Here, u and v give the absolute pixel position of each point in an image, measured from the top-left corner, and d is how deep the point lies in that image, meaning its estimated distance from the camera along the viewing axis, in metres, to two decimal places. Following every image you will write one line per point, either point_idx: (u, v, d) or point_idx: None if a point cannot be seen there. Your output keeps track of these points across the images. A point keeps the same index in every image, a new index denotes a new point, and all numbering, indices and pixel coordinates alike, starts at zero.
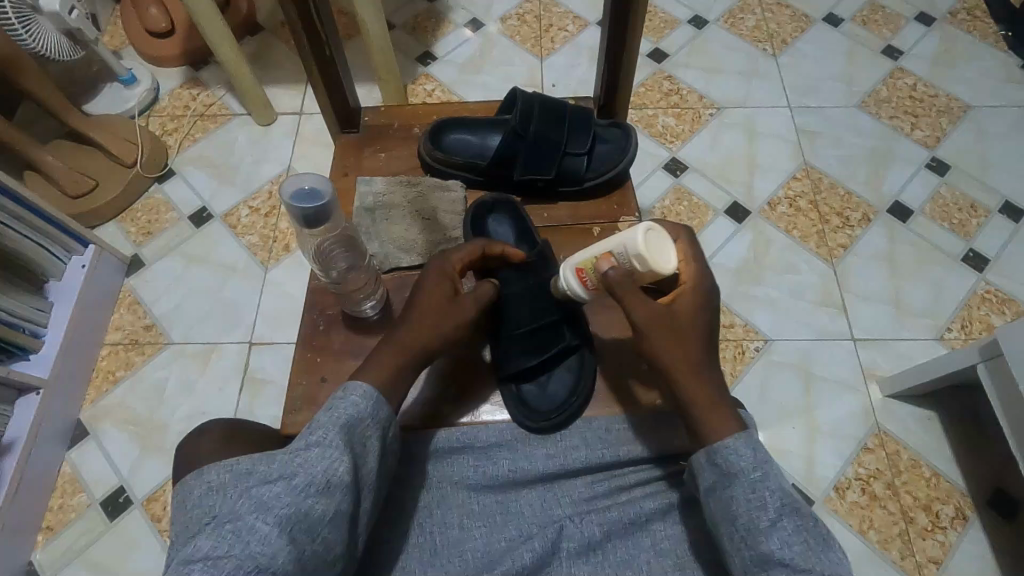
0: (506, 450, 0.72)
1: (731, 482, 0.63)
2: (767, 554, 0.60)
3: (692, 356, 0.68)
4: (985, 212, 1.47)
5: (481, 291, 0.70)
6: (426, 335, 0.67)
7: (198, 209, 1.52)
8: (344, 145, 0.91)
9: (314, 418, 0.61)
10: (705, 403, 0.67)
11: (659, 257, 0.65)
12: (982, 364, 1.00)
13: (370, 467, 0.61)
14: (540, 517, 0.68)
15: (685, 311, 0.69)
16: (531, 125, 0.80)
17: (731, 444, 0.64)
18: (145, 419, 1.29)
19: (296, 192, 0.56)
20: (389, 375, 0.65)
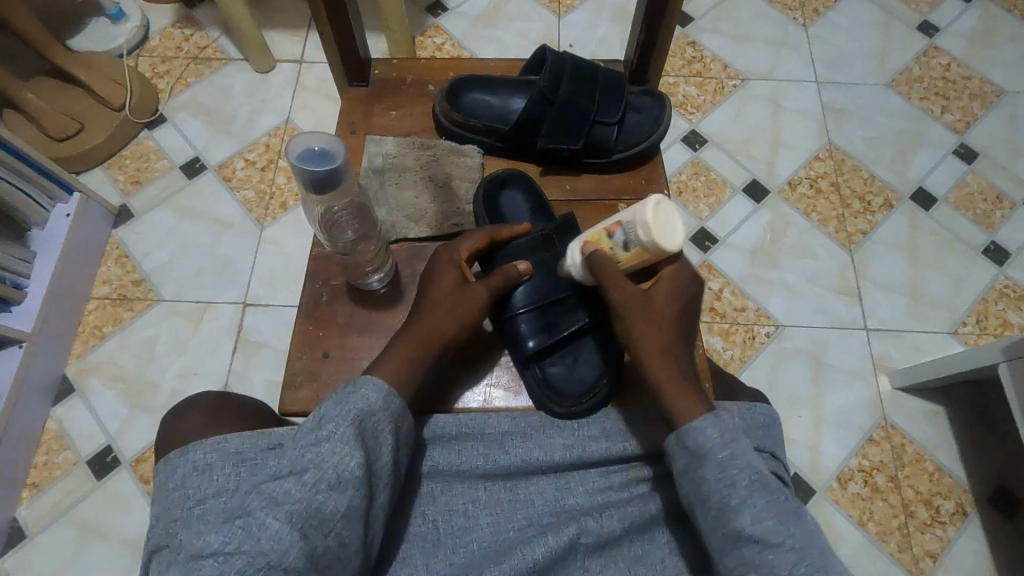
0: (517, 436, 0.67)
1: (702, 463, 0.57)
2: (741, 533, 0.54)
3: (666, 344, 0.64)
4: (1010, 203, 1.43)
5: (496, 276, 0.68)
6: (436, 326, 0.64)
7: (191, 159, 1.44)
8: (351, 100, 0.83)
9: (323, 409, 0.57)
10: (672, 384, 0.62)
11: (665, 229, 0.61)
12: (1005, 364, 0.97)
13: (386, 463, 0.57)
14: (550, 509, 0.64)
15: (663, 298, 0.66)
16: (560, 89, 0.73)
17: (697, 424, 0.58)
18: (135, 377, 1.24)
19: (305, 152, 0.51)
20: (400, 367, 0.61)
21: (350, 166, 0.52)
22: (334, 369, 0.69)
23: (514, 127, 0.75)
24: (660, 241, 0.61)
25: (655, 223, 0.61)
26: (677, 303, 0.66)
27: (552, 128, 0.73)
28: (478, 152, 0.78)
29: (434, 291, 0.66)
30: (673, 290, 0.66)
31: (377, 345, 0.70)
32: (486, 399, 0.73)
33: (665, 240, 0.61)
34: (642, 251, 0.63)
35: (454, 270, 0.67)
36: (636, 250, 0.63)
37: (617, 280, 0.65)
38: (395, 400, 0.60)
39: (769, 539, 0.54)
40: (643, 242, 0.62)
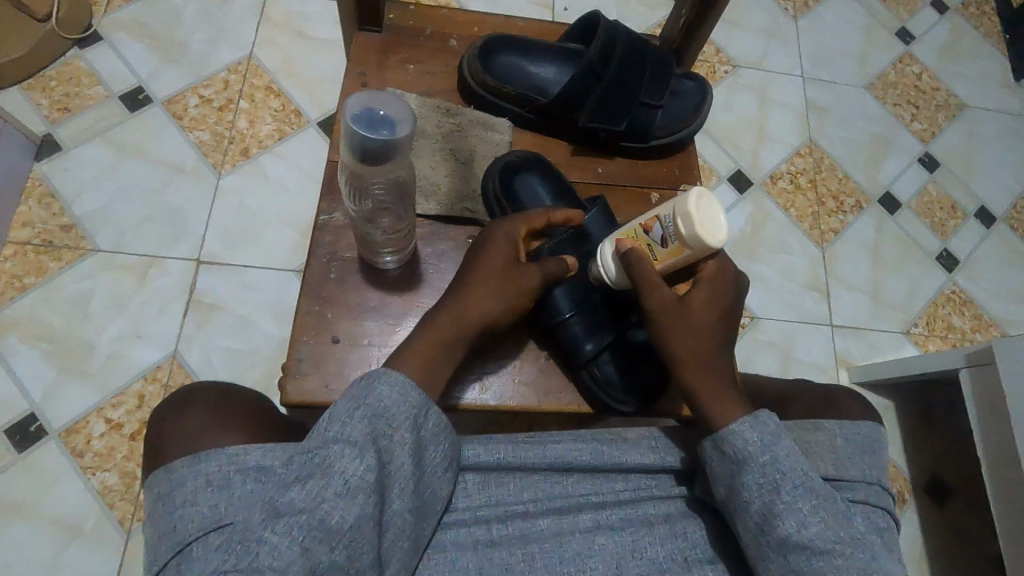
0: (569, 436, 0.64)
1: (742, 469, 0.57)
2: (786, 538, 0.54)
3: (703, 350, 0.62)
4: (962, 214, 1.47)
5: (550, 263, 0.63)
6: (481, 310, 0.59)
7: (132, 88, 1.25)
8: (362, 46, 0.74)
9: (336, 405, 0.52)
10: (708, 393, 0.61)
11: (706, 222, 0.55)
12: (967, 369, 1.02)
13: (402, 465, 0.51)
14: (604, 513, 0.62)
15: (701, 303, 0.63)
16: (609, 64, 0.68)
17: (735, 428, 0.58)
18: (64, 337, 1.09)
19: (364, 115, 0.43)
20: (438, 355, 0.57)
21: (412, 137, 0.45)
22: (343, 357, 0.61)
23: (554, 101, 0.69)
24: (702, 239, 0.56)
25: (697, 218, 0.56)
26: (714, 309, 0.63)
27: (596, 105, 0.68)
28: (508, 125, 0.72)
29: (477, 266, 0.61)
30: (712, 293, 0.63)
31: (391, 331, 0.63)
32: (509, 395, 0.67)
33: (706, 237, 0.56)
34: (681, 246, 0.58)
35: (506, 250, 0.62)
36: (675, 247, 0.59)
37: (651, 281, 0.61)
38: (435, 401, 0.55)
39: (816, 544, 0.53)
40: (684, 238, 0.57)
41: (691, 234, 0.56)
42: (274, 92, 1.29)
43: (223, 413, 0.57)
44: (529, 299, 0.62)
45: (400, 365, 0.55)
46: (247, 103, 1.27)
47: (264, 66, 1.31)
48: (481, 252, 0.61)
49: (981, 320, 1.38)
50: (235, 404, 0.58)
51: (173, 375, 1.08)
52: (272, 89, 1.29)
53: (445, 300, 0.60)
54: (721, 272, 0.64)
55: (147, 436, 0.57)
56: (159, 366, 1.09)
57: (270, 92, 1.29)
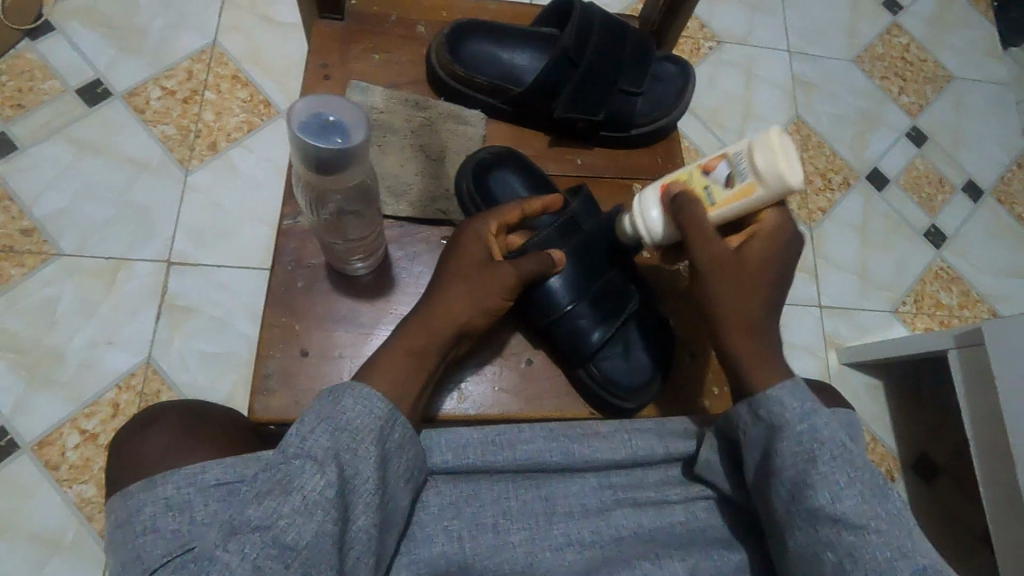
0: (554, 440, 0.59)
1: (776, 436, 0.54)
2: (793, 527, 0.51)
3: (752, 306, 0.59)
4: (950, 189, 1.45)
5: (531, 258, 0.59)
6: (453, 314, 0.56)
7: (89, 81, 1.19)
8: (323, 35, 0.69)
9: (304, 416, 0.48)
10: (751, 352, 0.58)
11: (785, 163, 0.55)
12: (956, 350, 1.00)
13: (366, 480, 0.48)
14: (578, 521, 0.56)
15: (757, 260, 0.60)
16: (585, 49, 0.64)
17: (778, 393, 0.55)
18: (31, 346, 1.04)
19: (312, 121, 0.40)
20: (411, 362, 0.54)
21: (370, 141, 0.42)
22: (313, 371, 0.58)
23: (528, 90, 0.66)
24: (780, 170, 0.54)
25: (778, 152, 0.55)
26: (770, 267, 0.60)
27: (573, 94, 0.64)
28: (481, 118, 0.68)
29: (454, 264, 0.58)
30: (768, 249, 0.60)
31: (363, 341, 0.60)
32: (490, 403, 0.65)
33: (786, 172, 0.55)
34: (753, 184, 0.57)
35: (478, 247, 0.59)
36: (746, 186, 0.57)
37: (702, 232, 0.59)
38: (405, 409, 0.52)
39: (852, 519, 0.49)
40: (760, 173, 0.56)
41: (771, 170, 0.55)
42: (241, 81, 1.23)
43: (188, 431, 0.52)
44: (506, 294, 0.58)
45: (373, 376, 0.52)
46: (214, 94, 1.22)
47: (229, 53, 1.24)
48: (454, 252, 0.59)
49: (968, 296, 1.37)
50: (203, 421, 0.53)
51: (148, 382, 1.05)
52: (238, 78, 1.23)
53: (421, 304, 0.57)
54: (782, 223, 0.60)
55: (110, 457, 0.52)
56: (133, 372, 1.05)
57: (237, 81, 1.23)
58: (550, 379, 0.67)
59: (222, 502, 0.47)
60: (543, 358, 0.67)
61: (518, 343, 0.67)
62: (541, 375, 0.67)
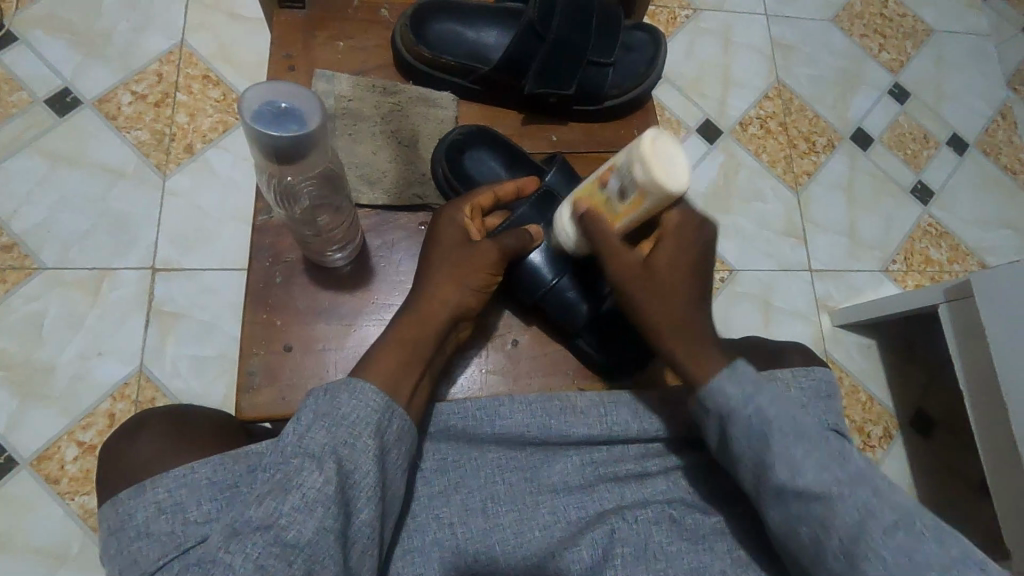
0: (544, 418, 0.57)
1: (728, 421, 0.53)
2: (781, 486, 0.51)
3: (678, 312, 0.58)
4: (935, 143, 1.44)
5: (508, 234, 0.58)
6: (440, 300, 0.54)
7: (57, 91, 1.17)
8: (284, 25, 0.68)
9: (299, 414, 0.46)
10: (682, 348, 0.57)
11: (665, 171, 0.50)
12: (945, 304, 0.99)
13: (367, 473, 0.45)
14: (566, 497, 0.55)
15: (667, 263, 0.59)
16: (550, 22, 0.63)
17: (717, 379, 0.54)
18: (22, 363, 1.04)
19: (263, 110, 0.39)
20: (406, 353, 0.51)
21: (326, 125, 0.42)
22: (297, 366, 0.58)
23: (496, 68, 0.65)
24: (660, 181, 0.50)
25: (651, 162, 0.50)
26: (682, 263, 0.59)
27: (541, 68, 0.63)
28: (452, 98, 0.67)
29: (436, 252, 0.57)
30: (678, 248, 0.59)
31: (346, 332, 0.60)
32: (478, 386, 0.65)
33: (666, 181, 0.50)
34: (640, 196, 0.52)
35: (454, 234, 0.57)
36: (633, 198, 0.53)
37: (612, 247, 0.57)
38: (402, 402, 0.49)
39: (812, 489, 0.50)
40: (641, 184, 0.51)
41: (648, 178, 0.50)
42: (212, 80, 1.21)
43: (175, 434, 0.50)
44: (492, 271, 0.56)
45: (368, 373, 0.49)
46: (186, 95, 1.20)
47: (198, 52, 1.22)
48: (432, 242, 0.58)
49: (957, 250, 1.37)
50: (191, 421, 0.51)
51: (143, 390, 1.04)
52: (210, 77, 1.21)
53: (410, 296, 0.55)
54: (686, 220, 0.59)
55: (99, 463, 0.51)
56: (127, 382, 1.05)
57: (208, 81, 1.21)
58: (538, 357, 0.67)
59: (214, 501, 0.46)
60: (529, 337, 0.67)
61: (503, 325, 0.67)
62: (527, 356, 0.66)
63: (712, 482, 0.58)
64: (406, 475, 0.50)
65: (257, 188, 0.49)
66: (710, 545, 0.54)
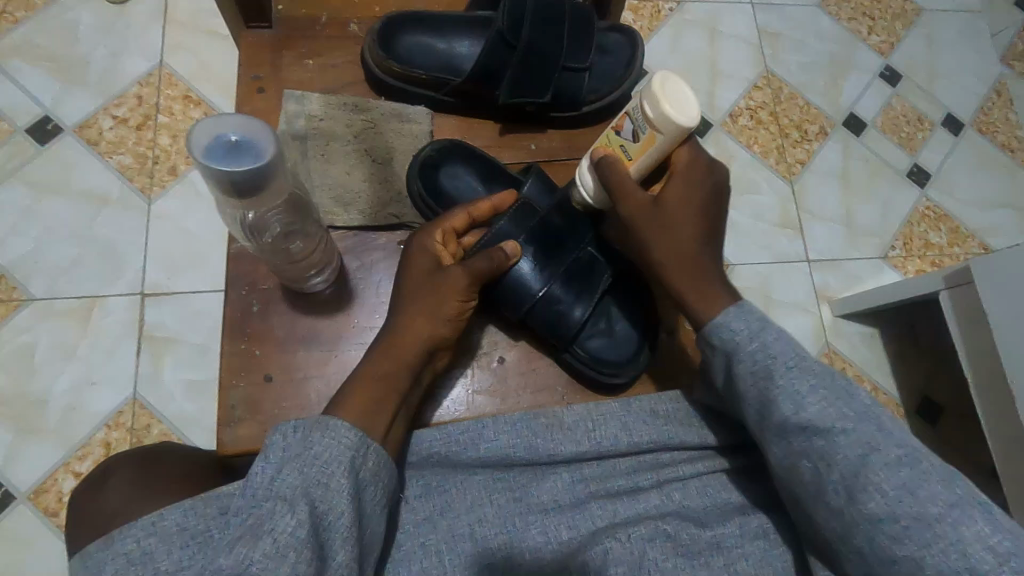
0: (527, 438, 0.57)
1: (734, 354, 0.53)
2: (785, 422, 0.49)
3: (689, 245, 0.59)
4: (929, 125, 1.41)
5: (479, 258, 0.56)
6: (412, 332, 0.54)
7: (38, 119, 1.16)
8: (251, 45, 0.67)
9: (269, 456, 0.45)
10: (692, 284, 0.58)
11: (673, 97, 0.53)
12: (946, 292, 0.97)
13: (343, 514, 0.44)
14: (558, 516, 0.53)
15: (679, 198, 0.59)
16: (521, 29, 0.61)
17: (723, 318, 0.55)
18: (15, 396, 1.03)
19: (216, 144, 0.38)
20: (379, 390, 0.51)
21: (282, 153, 0.40)
22: (279, 397, 0.57)
23: (469, 79, 0.64)
24: (670, 111, 0.52)
25: (661, 89, 0.53)
26: (692, 201, 0.59)
27: (514, 77, 0.62)
28: (426, 112, 0.66)
29: (408, 279, 0.57)
30: (689, 184, 0.60)
31: (327, 360, 0.59)
32: (466, 407, 0.63)
33: (679, 111, 0.53)
34: (654, 132, 0.56)
35: (426, 261, 0.57)
36: (648, 134, 0.56)
37: (624, 183, 0.59)
38: (378, 437, 0.48)
39: (819, 425, 0.48)
40: (655, 119, 0.54)
41: (660, 113, 0.53)
42: (193, 100, 1.19)
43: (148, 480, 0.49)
44: (464, 296, 0.56)
45: (338, 411, 0.49)
46: (167, 116, 1.18)
47: (177, 72, 1.21)
48: (404, 270, 0.57)
49: (958, 233, 1.34)
50: (165, 465, 0.51)
51: (137, 418, 1.03)
52: (190, 97, 1.19)
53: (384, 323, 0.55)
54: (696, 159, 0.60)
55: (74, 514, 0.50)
56: (121, 410, 1.03)
57: (189, 100, 1.19)
58: (526, 373, 0.65)
59: (185, 549, 0.44)
60: (517, 354, 0.66)
61: (488, 343, 0.66)
62: (513, 374, 0.65)
63: (710, 493, 0.56)
64: (386, 510, 0.48)
65: (223, 220, 0.48)
66: (706, 561, 0.50)
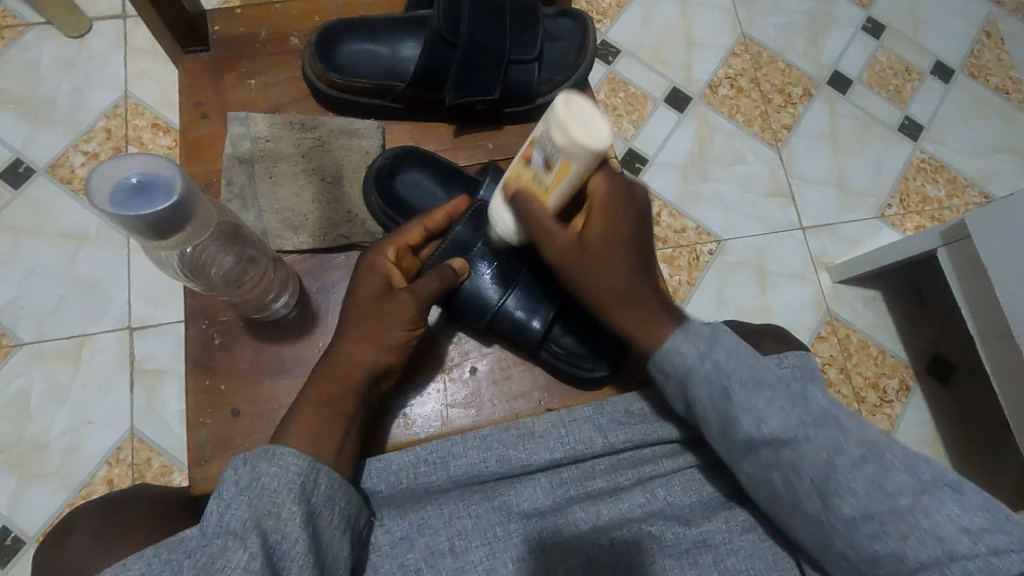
0: (496, 449, 0.56)
1: (687, 385, 0.53)
2: (750, 438, 0.50)
3: (626, 283, 0.56)
4: (918, 75, 1.36)
5: (431, 277, 0.56)
6: (352, 360, 0.53)
7: (10, 162, 1.08)
8: (193, 72, 0.68)
9: (216, 496, 0.44)
10: (634, 320, 0.56)
11: (585, 133, 0.47)
12: (944, 249, 0.92)
13: (298, 541, 0.43)
14: (538, 522, 0.51)
15: (601, 237, 0.56)
16: (459, 28, 0.62)
17: (670, 343, 0.54)
18: (13, 443, 0.98)
19: (120, 188, 0.40)
20: (322, 418, 0.50)
21: (191, 185, 0.43)
22: (247, 431, 0.59)
23: (412, 83, 0.64)
24: (584, 145, 0.47)
25: (568, 121, 0.47)
26: (619, 230, 0.56)
27: (458, 77, 0.63)
28: (376, 126, 0.67)
29: (354, 301, 0.56)
30: (608, 220, 0.56)
31: (294, 389, 0.60)
32: (440, 420, 0.63)
33: (588, 142, 0.47)
34: (566, 163, 0.49)
35: (375, 281, 0.56)
36: (559, 165, 0.50)
37: (544, 230, 0.54)
38: (327, 461, 0.49)
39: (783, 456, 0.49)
40: (564, 150, 0.48)
41: (569, 141, 0.47)
42: (162, 128, 1.13)
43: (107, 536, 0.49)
44: (412, 323, 0.55)
45: (290, 440, 0.49)
46: (138, 149, 1.12)
47: (144, 101, 1.13)
48: (353, 290, 0.57)
49: (956, 183, 1.29)
50: (126, 516, 0.50)
51: (137, 452, 0.98)
52: (157, 125, 1.13)
53: (332, 346, 0.55)
54: (613, 189, 0.56)
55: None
56: (119, 447, 0.98)
57: (159, 129, 1.12)
58: (499, 379, 0.65)
59: None
60: (488, 363, 0.65)
61: (458, 353, 0.65)
62: (487, 384, 0.65)
63: (693, 487, 0.56)
64: (350, 535, 0.47)
65: (160, 263, 0.49)
66: (694, 558, 0.50)
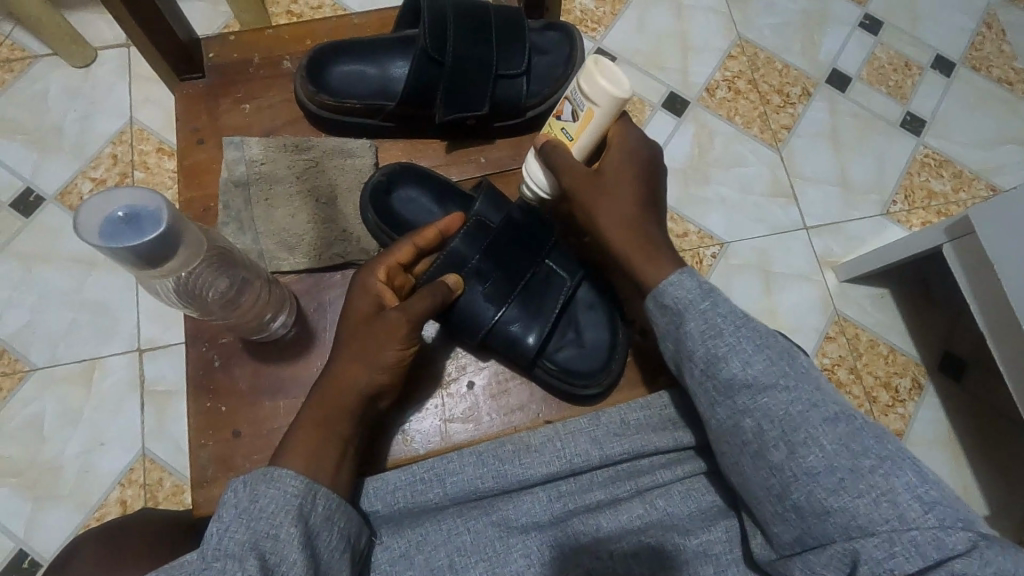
0: (492, 465, 0.56)
1: (682, 317, 0.54)
2: (780, 465, 0.48)
3: (638, 220, 0.61)
4: (918, 69, 1.35)
5: (425, 296, 0.56)
6: (347, 379, 0.54)
7: (19, 192, 1.10)
8: (189, 98, 0.70)
9: (215, 520, 0.45)
10: (639, 253, 0.59)
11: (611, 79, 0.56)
12: (949, 245, 0.91)
13: (296, 561, 0.43)
14: (537, 536, 0.51)
15: (619, 172, 0.61)
16: (445, 47, 0.63)
17: (671, 278, 0.56)
18: (28, 466, 0.99)
19: (110, 222, 0.42)
20: (318, 436, 0.51)
21: (176, 213, 0.44)
22: (248, 449, 0.60)
23: (402, 102, 0.66)
24: (610, 92, 0.56)
25: (597, 71, 0.56)
26: (633, 172, 0.62)
27: (447, 95, 0.64)
28: (368, 145, 0.69)
29: (345, 319, 0.57)
30: (626, 159, 0.61)
31: (294, 407, 0.62)
32: (438, 436, 0.64)
33: (614, 91, 0.56)
34: (591, 108, 0.58)
35: (365, 301, 0.57)
36: (586, 111, 0.58)
37: (568, 164, 0.60)
38: (324, 481, 0.49)
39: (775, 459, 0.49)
40: (590, 96, 0.57)
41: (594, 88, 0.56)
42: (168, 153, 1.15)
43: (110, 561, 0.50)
44: (405, 342, 0.55)
45: (289, 460, 0.49)
46: (143, 172, 1.13)
47: (148, 127, 1.15)
48: (347, 310, 0.58)
49: (962, 177, 1.28)
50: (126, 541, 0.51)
51: (148, 472, 0.99)
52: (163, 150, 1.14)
53: (327, 363, 0.56)
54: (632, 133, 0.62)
55: None
56: (131, 467, 0.99)
57: (163, 154, 1.14)
58: (496, 393, 0.65)
59: None
60: (486, 377, 0.66)
61: (455, 368, 0.66)
62: (485, 398, 0.65)
63: (692, 498, 0.55)
64: (350, 554, 0.48)
65: (157, 291, 0.51)
66: (693, 570, 0.50)
